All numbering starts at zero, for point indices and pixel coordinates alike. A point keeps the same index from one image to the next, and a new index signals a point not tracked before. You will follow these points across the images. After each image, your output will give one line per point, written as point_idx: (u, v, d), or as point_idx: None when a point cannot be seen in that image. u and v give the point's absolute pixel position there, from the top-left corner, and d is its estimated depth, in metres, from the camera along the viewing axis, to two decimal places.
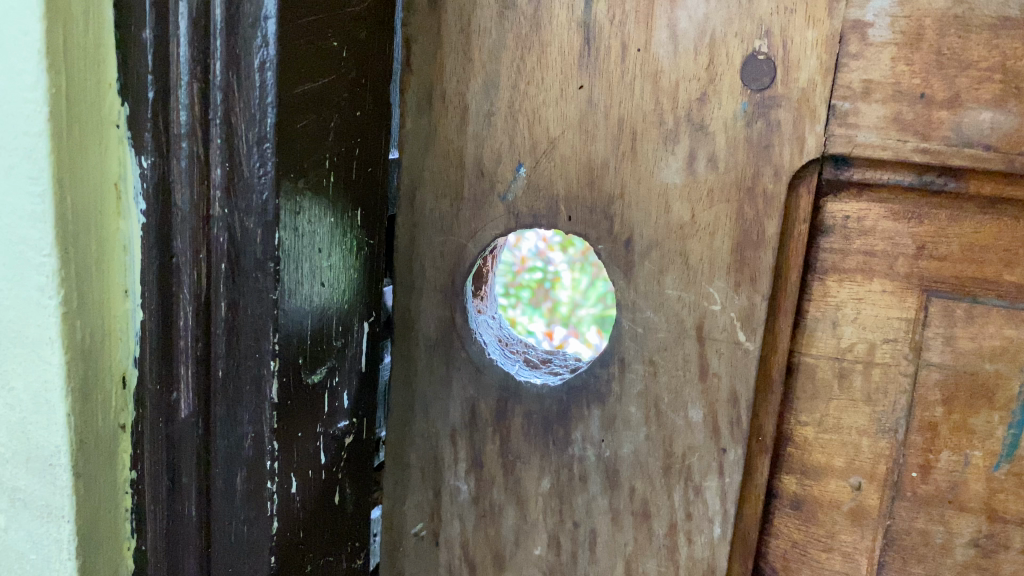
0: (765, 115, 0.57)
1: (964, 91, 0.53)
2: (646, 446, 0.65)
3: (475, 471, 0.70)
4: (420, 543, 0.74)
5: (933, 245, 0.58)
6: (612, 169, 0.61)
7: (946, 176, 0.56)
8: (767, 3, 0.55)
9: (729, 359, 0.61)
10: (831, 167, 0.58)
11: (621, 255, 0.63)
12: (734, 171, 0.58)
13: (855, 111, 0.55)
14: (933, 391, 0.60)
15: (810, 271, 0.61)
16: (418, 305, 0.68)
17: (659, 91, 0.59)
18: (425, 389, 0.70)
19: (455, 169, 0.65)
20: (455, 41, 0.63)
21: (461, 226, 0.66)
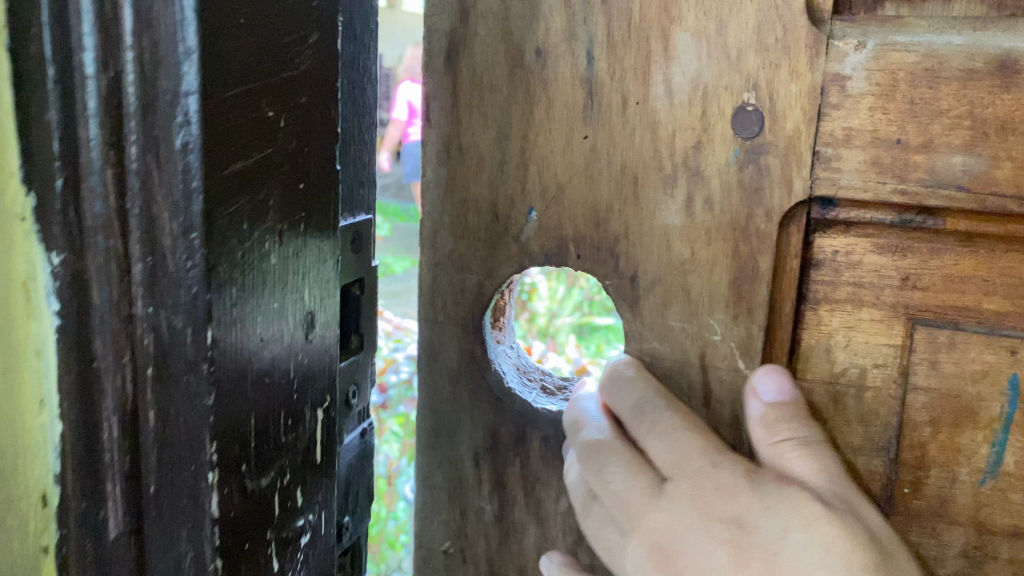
0: (755, 160, 0.62)
1: (937, 136, 0.58)
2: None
3: (497, 491, 0.76)
4: (448, 560, 0.79)
5: (917, 275, 0.63)
6: (617, 212, 0.67)
7: (923, 214, 0.61)
8: (754, 59, 0.60)
9: (730, 384, 0.66)
10: (818, 208, 0.63)
11: (627, 289, 0.68)
12: (728, 213, 0.63)
13: (838, 156, 0.60)
14: (921, 412, 0.64)
15: (803, 301, 0.65)
16: (440, 340, 0.74)
17: (657, 139, 0.64)
18: (449, 416, 0.75)
19: (473, 213, 0.71)
20: (469, 97, 0.69)
21: (479, 265, 0.72)
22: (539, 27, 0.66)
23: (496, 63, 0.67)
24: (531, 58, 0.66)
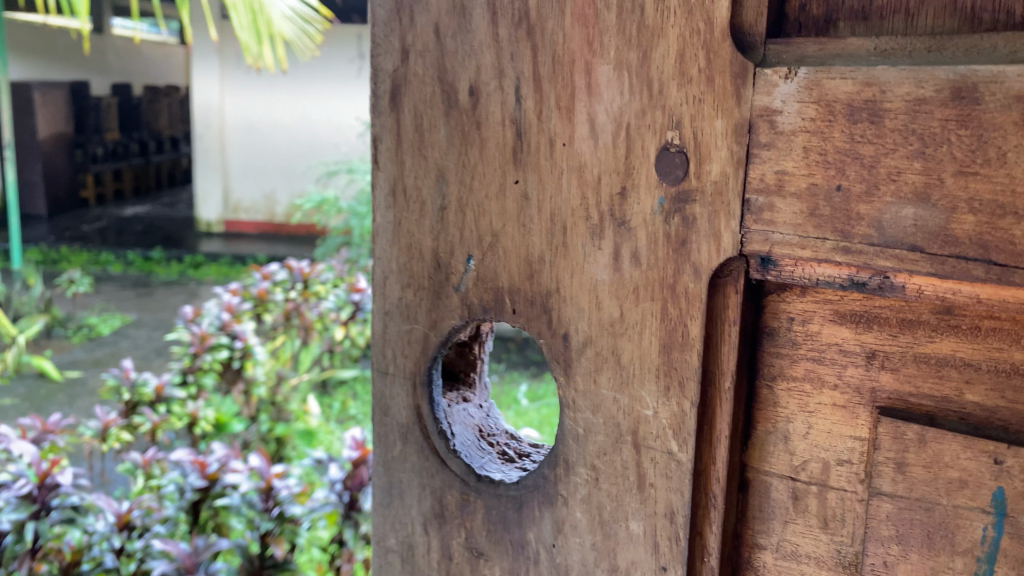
0: (681, 209, 0.53)
1: (881, 183, 0.46)
2: (589, 553, 0.60)
3: (444, 564, 0.69)
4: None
5: (885, 353, 0.51)
6: (548, 264, 0.59)
7: (880, 276, 0.48)
8: (676, 93, 0.52)
9: (664, 470, 0.55)
10: (757, 265, 0.52)
11: (560, 350, 0.59)
12: (656, 270, 0.54)
13: (771, 206, 0.50)
14: (890, 525, 0.50)
15: (760, 376, 0.55)
16: (390, 395, 0.69)
17: (584, 184, 0.57)
18: (399, 476, 0.69)
19: (416, 261, 0.66)
20: (410, 139, 0.65)
21: (422, 315, 0.66)
22: (470, 64, 0.61)
23: (434, 104, 0.63)
24: (464, 97, 0.62)
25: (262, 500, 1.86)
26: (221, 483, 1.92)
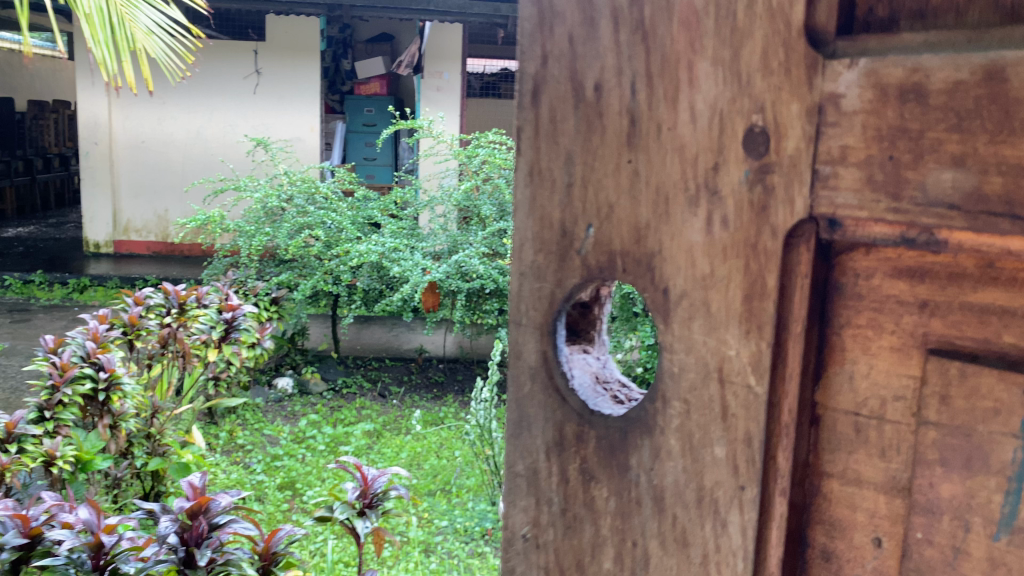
0: (763, 179, 0.60)
1: (927, 152, 0.54)
2: (682, 476, 0.64)
3: (563, 486, 0.72)
4: (525, 546, 0.76)
5: (936, 302, 0.57)
6: (654, 230, 0.66)
7: (930, 229, 0.55)
8: (761, 82, 0.59)
9: (743, 401, 0.62)
10: (826, 228, 0.59)
11: (660, 303, 0.65)
12: (740, 232, 0.61)
13: (835, 175, 0.57)
14: (933, 450, 0.56)
15: (829, 326, 0.61)
16: (521, 340, 0.74)
17: (685, 160, 0.64)
18: (526, 408, 0.74)
19: (545, 230, 0.73)
20: (544, 129, 0.72)
21: (550, 274, 0.73)
22: (596, 65, 0.69)
23: (564, 101, 0.71)
24: (589, 92, 0.69)
25: (90, 555, 2.29)
26: (45, 539, 2.33)
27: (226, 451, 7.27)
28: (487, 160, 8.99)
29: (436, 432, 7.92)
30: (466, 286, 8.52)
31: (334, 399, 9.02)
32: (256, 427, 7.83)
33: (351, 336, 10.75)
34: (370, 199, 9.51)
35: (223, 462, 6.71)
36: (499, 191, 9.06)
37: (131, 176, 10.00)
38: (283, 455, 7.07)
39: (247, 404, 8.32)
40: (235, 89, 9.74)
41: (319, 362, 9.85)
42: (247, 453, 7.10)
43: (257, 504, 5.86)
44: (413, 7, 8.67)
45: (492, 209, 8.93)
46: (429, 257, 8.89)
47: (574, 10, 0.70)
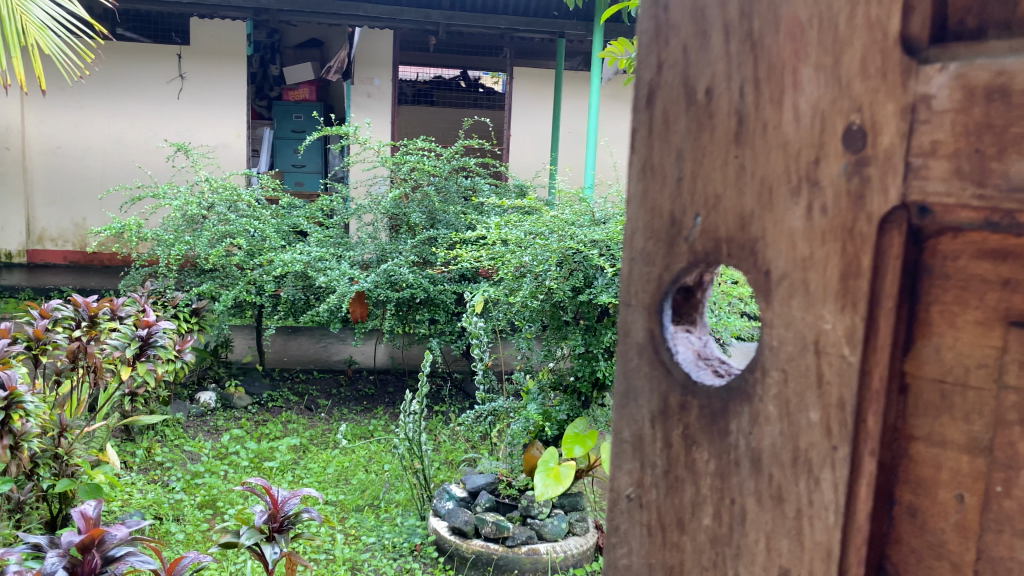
0: (860, 172, 0.67)
1: (1014, 142, 0.60)
2: (779, 441, 0.71)
3: (668, 452, 0.79)
4: (628, 505, 0.83)
5: (1017, 281, 0.63)
6: (757, 217, 0.73)
7: (1011, 214, 0.61)
8: (860, 85, 0.67)
9: (838, 370, 0.68)
10: (917, 213, 0.66)
11: (761, 282, 0.73)
12: (838, 218, 0.68)
13: (926, 167, 0.64)
14: (1013, 412, 0.62)
15: (913, 303, 0.67)
16: (630, 320, 0.82)
17: (788, 156, 0.72)
18: (633, 382, 0.81)
19: (655, 220, 0.81)
20: (656, 127, 0.80)
21: (658, 259, 0.81)
22: (709, 70, 0.76)
23: (677, 104, 0.78)
24: (700, 94, 0.77)
25: None
26: None
27: (143, 469, 7.08)
28: (416, 167, 9.01)
29: (364, 445, 7.95)
30: (396, 295, 8.56)
31: (259, 413, 8.92)
32: (176, 443, 7.69)
33: (277, 348, 10.63)
34: (296, 207, 9.45)
35: (138, 481, 6.57)
36: (429, 199, 9.15)
37: (43, 181, 9.69)
38: (203, 472, 7.02)
39: (167, 419, 8.10)
40: (157, 93, 9.59)
41: (244, 375, 9.70)
42: (165, 472, 6.98)
43: (174, 522, 5.92)
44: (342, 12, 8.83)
45: (420, 217, 9.01)
46: (356, 267, 8.92)
47: (688, 24, 0.77)
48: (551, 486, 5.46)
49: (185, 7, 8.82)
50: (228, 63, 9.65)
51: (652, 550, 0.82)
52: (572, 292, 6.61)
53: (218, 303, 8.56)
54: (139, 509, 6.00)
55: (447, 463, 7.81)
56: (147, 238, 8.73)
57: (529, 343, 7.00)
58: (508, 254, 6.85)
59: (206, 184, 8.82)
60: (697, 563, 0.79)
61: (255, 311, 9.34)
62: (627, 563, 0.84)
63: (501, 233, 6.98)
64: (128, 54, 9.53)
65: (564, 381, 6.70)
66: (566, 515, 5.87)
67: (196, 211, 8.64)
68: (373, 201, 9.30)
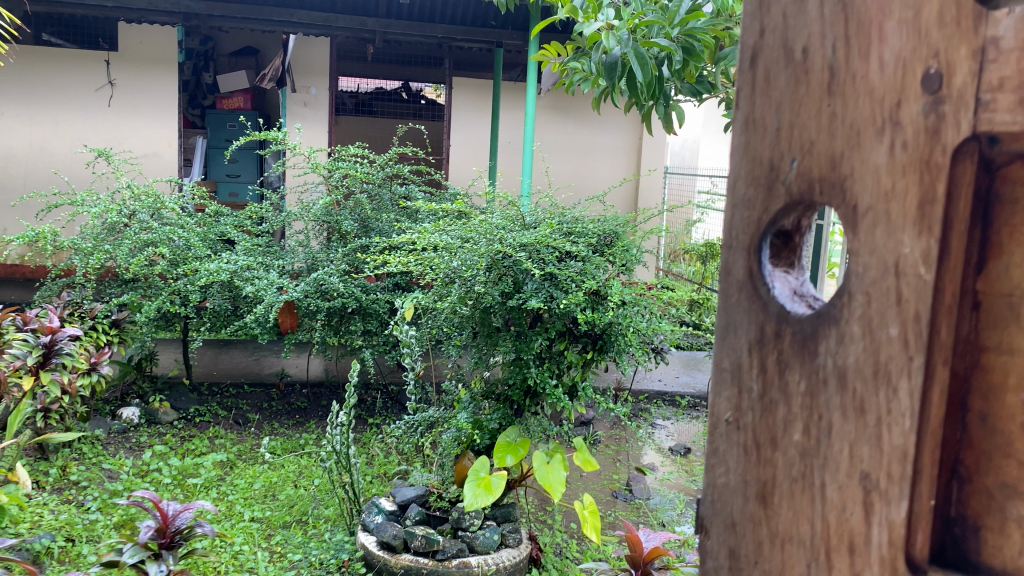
0: (936, 110, 0.74)
1: None
2: (863, 357, 0.79)
3: (761, 373, 0.91)
4: (727, 428, 0.96)
5: None
6: (847, 157, 0.82)
7: None
8: (939, 31, 0.74)
9: (915, 288, 0.75)
10: (984, 145, 0.73)
11: (849, 215, 0.82)
12: (917, 152, 0.76)
13: (994, 101, 0.70)
14: None
15: (989, 227, 0.76)
16: (733, 260, 0.97)
17: (872, 100, 0.79)
18: (735, 314, 0.95)
19: (755, 168, 0.93)
20: (760, 84, 0.93)
21: (758, 203, 0.93)
22: (806, 31, 0.87)
23: (777, 63, 0.90)
24: (798, 49, 0.88)
25: None
26: None
27: (56, 489, 6.85)
28: (348, 174, 8.95)
29: (294, 459, 7.83)
30: (327, 304, 8.46)
31: (185, 428, 8.69)
32: (93, 461, 7.43)
33: (206, 362, 10.35)
34: (224, 215, 9.24)
35: (51, 502, 6.37)
36: (361, 207, 9.07)
37: None
38: (123, 489, 6.81)
39: (85, 436, 7.85)
40: (86, 101, 9.58)
41: (170, 391, 9.34)
42: (81, 491, 6.76)
43: (85, 542, 5.76)
44: (275, 18, 8.84)
45: (353, 225, 8.91)
46: (286, 276, 8.79)
47: None
48: (481, 497, 5.53)
49: (111, 11, 8.84)
50: (158, 71, 9.65)
51: (748, 467, 0.93)
52: (502, 296, 6.64)
53: (141, 313, 8.33)
54: (49, 531, 5.82)
55: (380, 476, 7.75)
56: (64, 247, 8.43)
57: (460, 350, 7.07)
58: (438, 258, 6.76)
59: (128, 191, 8.57)
60: (787, 476, 0.88)
61: (183, 323, 9.13)
62: (725, 480, 0.96)
63: (430, 238, 6.92)
64: (54, 60, 9.46)
65: (496, 390, 6.80)
66: (498, 527, 5.97)
67: (117, 219, 8.37)
68: (304, 208, 9.17)
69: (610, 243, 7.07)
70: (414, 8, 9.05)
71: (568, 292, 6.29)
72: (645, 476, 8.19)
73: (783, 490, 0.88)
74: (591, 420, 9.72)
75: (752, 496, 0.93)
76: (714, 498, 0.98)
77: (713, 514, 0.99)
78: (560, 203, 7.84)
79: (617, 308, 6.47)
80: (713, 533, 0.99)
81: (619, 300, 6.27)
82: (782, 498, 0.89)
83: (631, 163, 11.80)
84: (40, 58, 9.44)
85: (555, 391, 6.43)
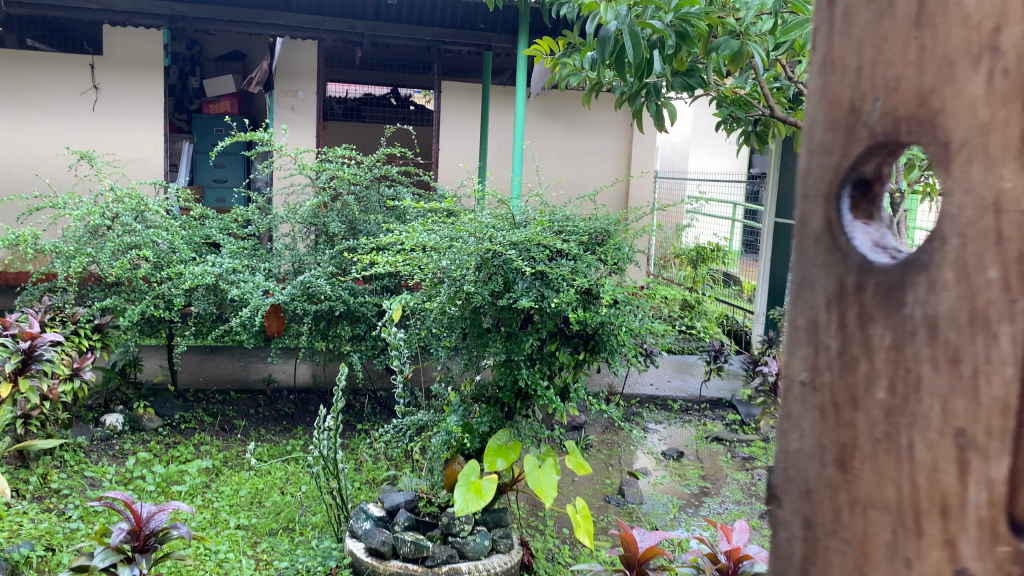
0: None
1: None
2: (957, 303, 0.85)
3: (845, 321, 0.95)
4: (803, 389, 1.00)
5: None
6: (937, 93, 0.88)
7: None
8: None
9: (1013, 225, 0.83)
10: None
11: (941, 156, 0.89)
12: (1008, 92, 0.83)
13: None
14: None
15: None
16: (810, 210, 1.01)
17: (963, 46, 0.86)
18: (814, 270, 0.99)
19: (835, 112, 0.98)
20: (839, 26, 0.97)
21: (839, 150, 0.98)
22: None
23: (859, 3, 0.95)
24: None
25: None
26: None
27: (37, 498, 6.65)
28: (336, 175, 8.80)
29: (281, 466, 7.66)
30: (314, 307, 8.29)
31: (170, 436, 8.49)
32: (76, 469, 7.23)
33: (191, 368, 10.16)
34: (209, 218, 9.06)
35: (30, 511, 6.18)
36: (349, 207, 8.92)
37: None
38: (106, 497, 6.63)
39: (67, 443, 7.63)
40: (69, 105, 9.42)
41: (154, 397, 9.02)
42: (61, 500, 6.57)
43: (65, 551, 5.58)
44: (263, 21, 8.71)
45: (341, 226, 8.74)
46: (273, 280, 8.63)
47: None
48: (472, 501, 5.39)
49: (96, 14, 8.74)
50: (143, 76, 9.53)
51: (825, 430, 0.97)
52: (492, 296, 6.47)
53: (124, 318, 8.14)
54: (28, 540, 5.63)
55: (369, 482, 7.60)
56: (45, 251, 8.23)
57: (449, 351, 6.96)
58: (427, 258, 6.57)
59: (110, 193, 8.38)
60: (869, 437, 0.93)
61: (167, 329, 8.94)
62: (800, 444, 1.00)
63: (418, 238, 6.75)
64: (36, 63, 9.28)
65: (487, 393, 6.71)
66: (490, 533, 5.80)
67: (100, 222, 8.16)
68: (291, 209, 9.00)
69: (601, 241, 6.97)
70: (403, 9, 8.94)
71: (559, 291, 6.16)
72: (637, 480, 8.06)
73: (864, 453, 0.93)
74: (582, 425, 9.58)
75: (829, 461, 0.97)
76: (788, 465, 1.02)
77: (787, 480, 1.03)
78: (551, 202, 7.71)
79: (609, 308, 6.38)
80: (787, 502, 1.03)
81: (612, 300, 6.19)
82: (862, 461, 0.94)
83: (619, 165, 11.74)
84: (21, 61, 9.21)
85: (545, 393, 6.31)
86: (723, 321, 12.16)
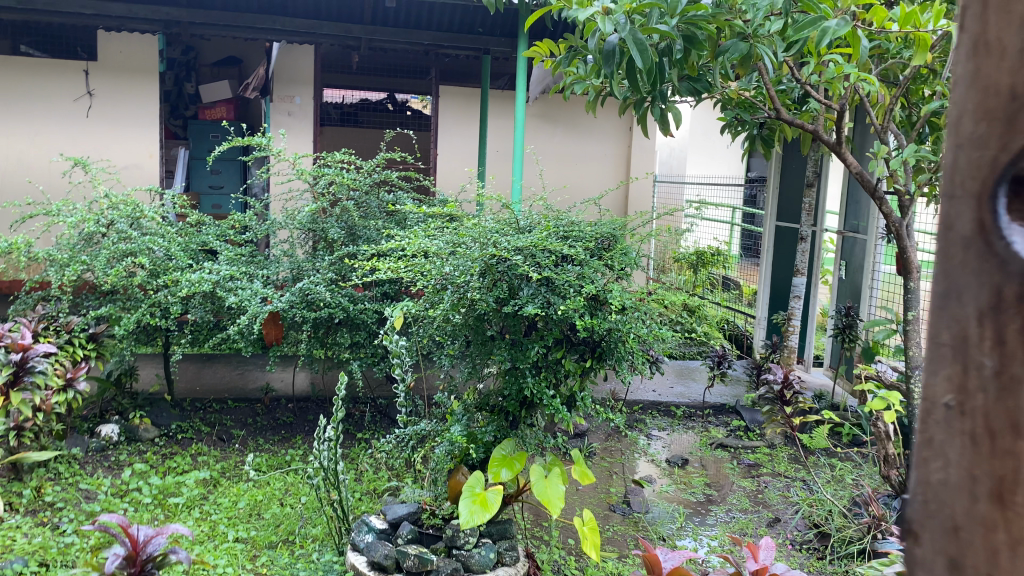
0: None
1: None
2: None
3: (1002, 343, 0.96)
4: (949, 412, 1.02)
5: None
6: None
7: None
8: None
9: None
10: None
11: None
12: None
13: None
14: None
15: None
16: (958, 220, 1.03)
17: None
18: (963, 287, 1.00)
19: (988, 127, 0.98)
20: (985, 34, 0.98)
21: (990, 155, 0.99)
22: None
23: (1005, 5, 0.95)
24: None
25: None
26: None
27: (30, 511, 6.45)
28: (335, 181, 8.60)
29: (280, 476, 7.45)
30: (313, 315, 8.10)
31: (167, 446, 8.28)
32: (70, 481, 7.02)
33: (188, 377, 9.96)
34: (206, 225, 8.85)
35: (23, 525, 5.98)
36: (349, 213, 8.73)
37: None
38: (101, 511, 6.43)
39: (61, 455, 7.41)
40: (63, 112, 9.23)
41: (150, 407, 8.81)
42: (56, 513, 6.36)
43: (59, 566, 5.37)
44: (259, 26, 8.53)
45: (340, 232, 8.55)
46: (270, 287, 8.43)
47: None
48: (477, 513, 5.17)
49: (90, 19, 8.58)
50: (138, 81, 9.35)
51: (978, 454, 0.98)
52: (496, 303, 6.26)
53: (120, 327, 7.95)
54: (21, 556, 5.42)
55: (370, 493, 7.40)
56: (39, 258, 8.02)
57: (452, 360, 6.77)
58: (429, 265, 6.36)
59: (105, 200, 8.18)
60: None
61: (164, 337, 8.74)
62: (944, 475, 1.03)
63: (420, 244, 6.55)
64: (30, 69, 9.08)
65: (490, 401, 6.50)
66: (494, 545, 5.62)
67: (94, 229, 7.95)
68: (289, 216, 8.80)
69: (607, 246, 6.78)
70: (400, 14, 8.75)
71: (565, 297, 5.97)
72: (643, 489, 7.84)
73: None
74: (586, 432, 9.40)
75: (983, 493, 0.98)
76: (934, 491, 1.05)
77: (926, 518, 1.06)
78: (555, 206, 7.52)
79: (617, 314, 6.16)
80: (927, 538, 1.06)
81: (620, 306, 5.95)
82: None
83: (621, 170, 11.55)
84: (14, 67, 9.02)
85: (552, 402, 6.10)
86: (725, 325, 11.97)
